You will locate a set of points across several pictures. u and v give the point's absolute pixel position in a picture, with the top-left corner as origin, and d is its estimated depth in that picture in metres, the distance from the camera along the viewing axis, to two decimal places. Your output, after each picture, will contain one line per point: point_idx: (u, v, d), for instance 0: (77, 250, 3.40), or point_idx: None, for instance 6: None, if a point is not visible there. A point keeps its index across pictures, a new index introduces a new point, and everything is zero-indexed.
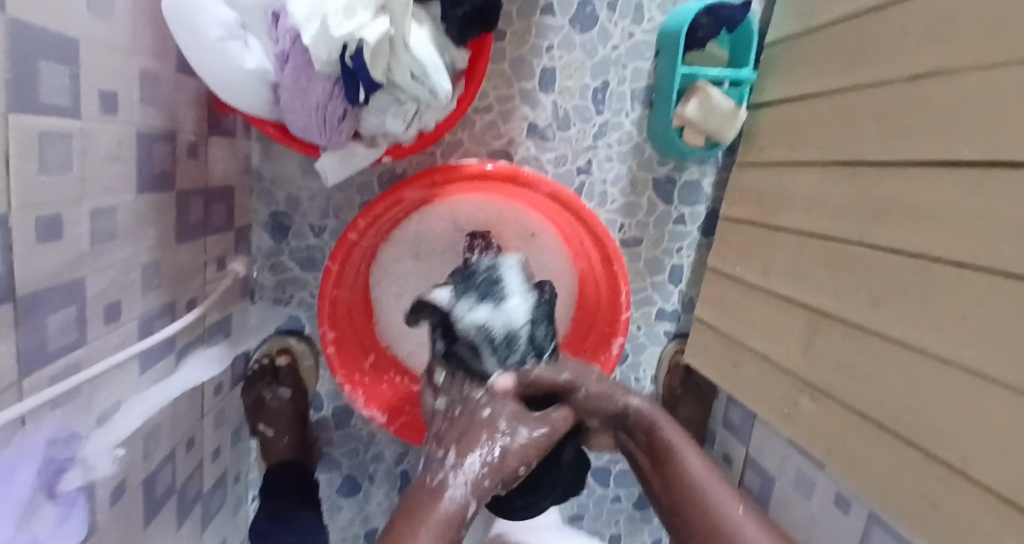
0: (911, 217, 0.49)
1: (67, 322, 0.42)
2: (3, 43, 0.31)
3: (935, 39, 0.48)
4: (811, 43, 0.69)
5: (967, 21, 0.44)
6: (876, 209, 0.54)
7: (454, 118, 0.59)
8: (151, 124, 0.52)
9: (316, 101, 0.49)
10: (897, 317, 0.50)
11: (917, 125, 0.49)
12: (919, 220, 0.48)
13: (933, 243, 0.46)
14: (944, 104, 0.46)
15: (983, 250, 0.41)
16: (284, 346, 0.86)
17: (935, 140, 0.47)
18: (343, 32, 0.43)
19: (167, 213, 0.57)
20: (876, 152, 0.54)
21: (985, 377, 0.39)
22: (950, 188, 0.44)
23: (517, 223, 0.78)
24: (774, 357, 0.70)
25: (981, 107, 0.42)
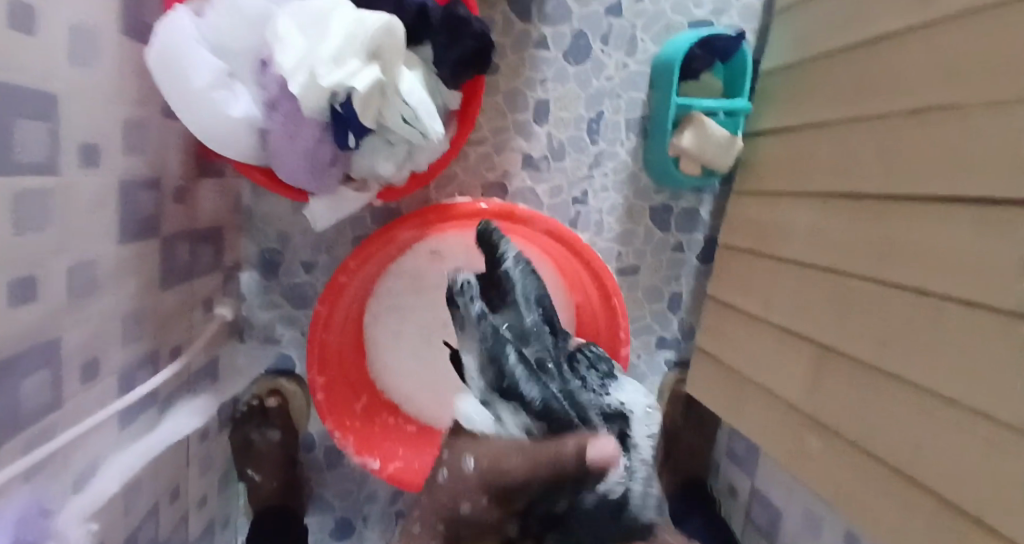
0: (917, 256, 0.48)
1: (42, 385, 0.40)
2: None
3: (934, 78, 0.47)
4: (808, 73, 0.69)
5: (966, 59, 0.43)
6: (879, 246, 0.53)
7: (448, 158, 0.58)
8: (135, 171, 0.51)
9: (305, 147, 0.48)
10: (903, 360, 0.49)
11: (921, 161, 0.48)
12: (924, 260, 0.47)
13: (937, 285, 0.45)
14: (946, 144, 0.45)
15: (990, 297, 0.39)
16: (275, 387, 0.83)
17: (938, 179, 0.46)
18: (332, 81, 0.42)
19: (150, 261, 0.56)
20: (879, 187, 0.54)
21: (997, 429, 0.38)
22: (957, 229, 0.43)
23: None
24: (777, 393, 0.68)
25: (984, 148, 0.41)
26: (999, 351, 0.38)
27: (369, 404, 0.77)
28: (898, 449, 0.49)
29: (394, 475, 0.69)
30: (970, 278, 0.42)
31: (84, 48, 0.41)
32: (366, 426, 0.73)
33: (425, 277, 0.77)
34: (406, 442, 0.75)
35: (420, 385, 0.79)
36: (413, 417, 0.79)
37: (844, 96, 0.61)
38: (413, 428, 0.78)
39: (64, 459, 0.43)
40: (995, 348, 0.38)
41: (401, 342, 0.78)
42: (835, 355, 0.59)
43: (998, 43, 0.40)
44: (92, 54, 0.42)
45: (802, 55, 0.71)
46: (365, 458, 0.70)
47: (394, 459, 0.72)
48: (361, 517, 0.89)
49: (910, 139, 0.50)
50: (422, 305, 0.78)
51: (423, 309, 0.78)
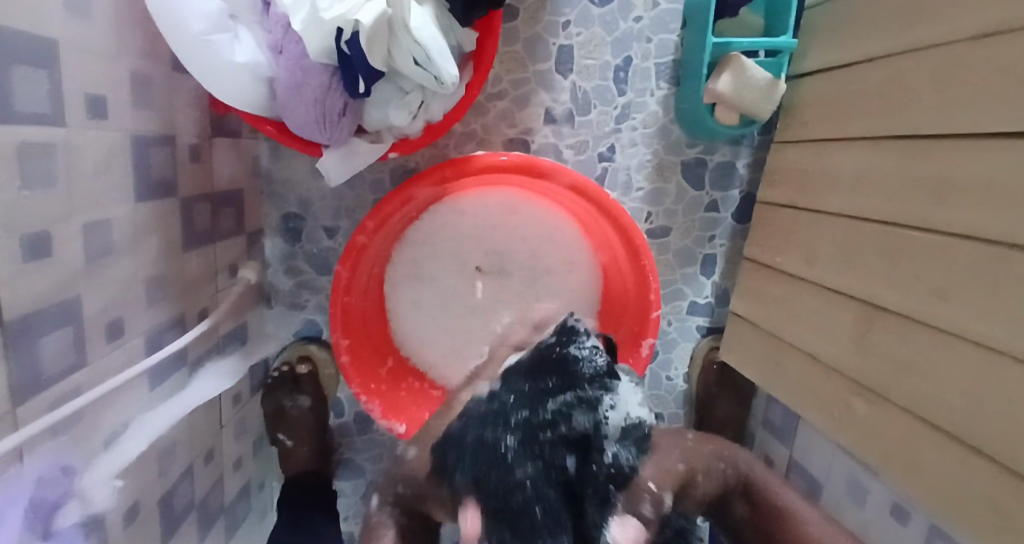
0: (979, 195, 0.42)
1: (64, 345, 0.40)
2: None
3: None
4: (855, 0, 0.61)
5: None
6: (942, 188, 0.47)
7: (465, 106, 0.54)
8: (146, 128, 0.49)
9: (313, 95, 0.45)
10: (961, 312, 0.44)
11: (988, 82, 0.42)
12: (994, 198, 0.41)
13: (1002, 224, 0.40)
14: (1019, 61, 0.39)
15: None
16: (305, 354, 0.84)
17: (1006, 103, 0.40)
18: (332, 15, 0.40)
19: (169, 223, 0.55)
20: (937, 122, 0.47)
21: None
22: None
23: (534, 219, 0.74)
24: (821, 354, 0.64)
25: None
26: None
27: (394, 369, 0.76)
28: (956, 405, 0.44)
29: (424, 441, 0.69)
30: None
31: None
32: (391, 390, 0.73)
33: (443, 241, 0.75)
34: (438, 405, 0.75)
35: (443, 354, 0.77)
36: (434, 382, 0.78)
37: (891, 22, 0.55)
38: (439, 392, 0.77)
39: (92, 418, 0.44)
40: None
41: (424, 313, 0.77)
42: (889, 315, 0.53)
43: None
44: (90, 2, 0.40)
45: None
46: (392, 421, 0.70)
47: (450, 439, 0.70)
48: None
49: (983, 56, 0.43)
50: (441, 267, 0.76)
51: (445, 272, 0.76)
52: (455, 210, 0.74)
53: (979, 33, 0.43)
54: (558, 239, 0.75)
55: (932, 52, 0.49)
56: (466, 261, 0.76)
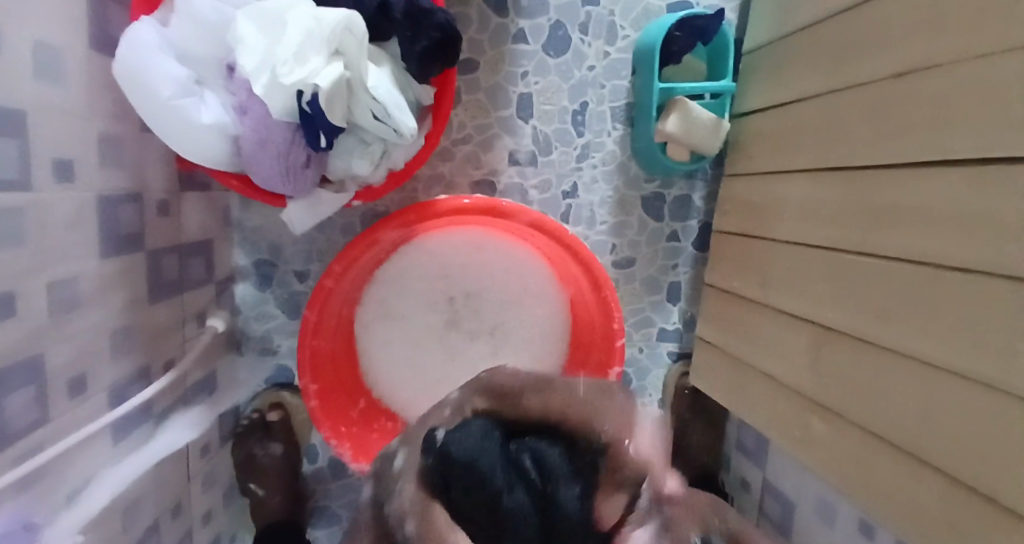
0: (914, 222, 0.46)
1: (28, 401, 0.40)
2: None
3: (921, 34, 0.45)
4: (794, 47, 0.66)
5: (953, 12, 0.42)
6: (879, 213, 0.50)
7: (424, 155, 0.57)
8: (113, 185, 0.51)
9: (277, 150, 0.48)
10: (904, 331, 0.47)
11: (911, 119, 0.46)
12: (924, 223, 0.45)
13: (935, 250, 0.43)
14: (935, 103, 0.43)
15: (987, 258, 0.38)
16: (277, 401, 0.83)
17: (931, 141, 0.44)
18: (294, 79, 0.42)
19: (136, 275, 0.56)
20: (870, 155, 0.52)
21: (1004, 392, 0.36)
22: (950, 189, 0.42)
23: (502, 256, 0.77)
24: (778, 374, 0.67)
25: (970, 109, 0.39)
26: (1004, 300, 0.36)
27: (366, 411, 0.76)
28: (904, 416, 0.47)
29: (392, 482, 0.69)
30: (984, 234, 0.38)
31: (49, 65, 0.41)
32: (363, 433, 0.73)
33: (417, 281, 0.77)
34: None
35: (416, 391, 0.77)
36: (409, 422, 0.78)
37: (826, 67, 0.60)
38: None
39: (55, 475, 0.43)
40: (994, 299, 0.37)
41: (394, 354, 0.77)
42: (839, 335, 0.56)
43: None
44: (59, 71, 0.43)
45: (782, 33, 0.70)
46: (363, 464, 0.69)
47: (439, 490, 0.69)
48: None
49: (903, 96, 0.48)
50: (411, 307, 0.77)
51: (416, 312, 0.77)
52: (426, 251, 0.76)
53: (898, 73, 0.48)
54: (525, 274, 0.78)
55: (862, 92, 0.54)
56: (438, 299, 0.77)
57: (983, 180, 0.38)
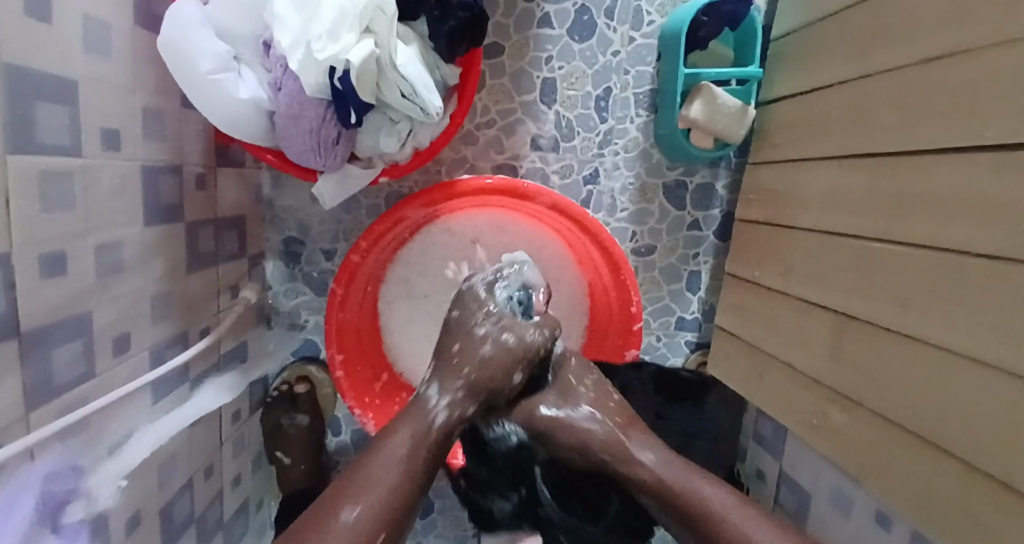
0: (938, 207, 0.45)
1: (76, 355, 0.43)
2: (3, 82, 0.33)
3: (956, 16, 0.44)
4: (823, 33, 0.65)
5: None
6: (903, 199, 0.50)
7: (449, 134, 0.57)
8: (156, 157, 0.54)
9: (309, 125, 0.50)
10: (925, 318, 0.46)
11: (940, 103, 0.45)
12: (950, 207, 0.44)
13: (959, 236, 0.43)
14: (966, 86, 0.43)
15: (1015, 243, 0.37)
16: (303, 374, 0.86)
17: (959, 126, 0.43)
18: (326, 55, 0.44)
19: (175, 245, 0.59)
20: (896, 140, 0.51)
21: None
22: (980, 172, 0.41)
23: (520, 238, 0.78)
24: (797, 362, 0.66)
25: (1003, 94, 0.38)
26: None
27: (388, 384, 0.79)
28: (925, 405, 0.46)
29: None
30: (1014, 219, 0.37)
31: (98, 38, 0.44)
32: (386, 404, 0.76)
33: (437, 260, 0.78)
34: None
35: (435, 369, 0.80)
36: None
37: (852, 53, 0.59)
38: None
39: (100, 425, 0.46)
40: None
41: (413, 332, 0.80)
42: (859, 323, 0.56)
43: None
44: (107, 44, 0.45)
45: (810, 17, 0.68)
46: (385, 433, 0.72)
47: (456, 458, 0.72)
48: None
49: (933, 79, 0.47)
50: (432, 286, 0.79)
51: (436, 291, 0.79)
52: (447, 231, 0.77)
53: (929, 58, 0.47)
54: (544, 256, 0.78)
55: (889, 77, 0.53)
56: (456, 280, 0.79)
57: (1014, 162, 0.37)
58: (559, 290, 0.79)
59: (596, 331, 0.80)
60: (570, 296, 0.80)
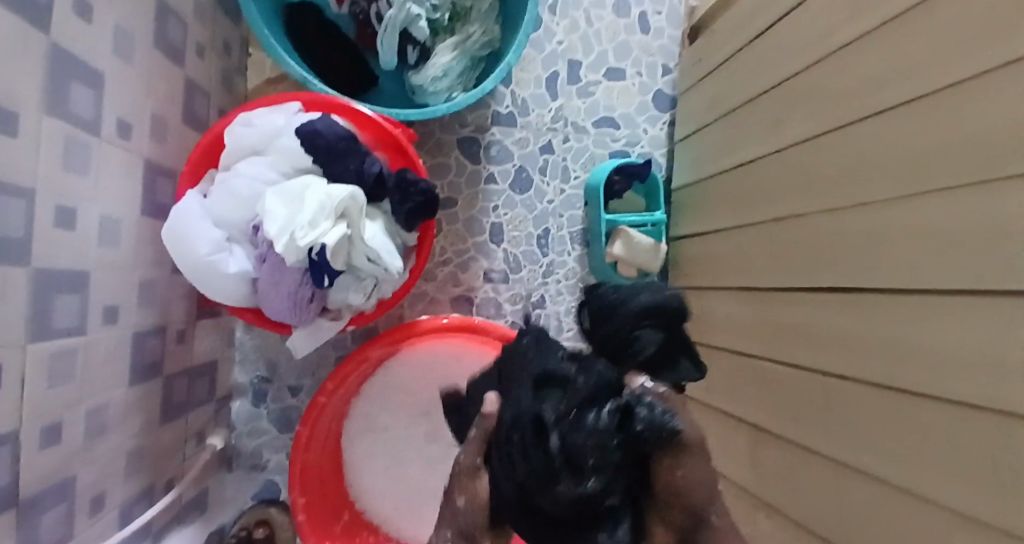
0: (811, 335, 0.57)
1: (59, 520, 0.45)
2: (27, 285, 0.40)
3: (801, 189, 0.60)
4: (711, 187, 0.83)
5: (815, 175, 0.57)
6: (788, 327, 0.61)
7: (409, 286, 0.68)
8: (145, 322, 0.60)
9: (288, 289, 0.58)
10: (812, 428, 0.56)
11: (801, 253, 0.59)
12: (820, 338, 0.55)
13: (826, 359, 0.54)
14: (818, 244, 0.56)
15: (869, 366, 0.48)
16: (263, 517, 0.83)
17: (818, 271, 0.56)
18: (307, 241, 0.54)
19: (152, 399, 0.63)
20: (776, 279, 0.65)
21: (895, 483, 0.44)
22: (836, 312, 0.53)
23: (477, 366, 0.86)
24: (728, 469, 0.73)
25: (846, 254, 0.52)
26: (889, 406, 0.46)
27: (349, 523, 0.79)
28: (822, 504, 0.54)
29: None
30: (863, 348, 0.49)
31: (110, 233, 0.52)
32: None
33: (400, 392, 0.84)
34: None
35: (398, 502, 0.82)
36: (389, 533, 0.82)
37: (735, 207, 0.75)
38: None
39: None
40: (879, 404, 0.46)
41: (376, 465, 0.83)
42: (770, 431, 0.64)
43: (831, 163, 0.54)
44: (116, 236, 0.54)
45: (697, 176, 0.88)
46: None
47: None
48: None
49: (795, 235, 0.61)
50: (395, 416, 0.84)
51: (397, 422, 0.84)
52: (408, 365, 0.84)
53: (788, 215, 0.62)
54: None
55: (767, 228, 0.67)
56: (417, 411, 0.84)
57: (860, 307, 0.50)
58: None
59: None
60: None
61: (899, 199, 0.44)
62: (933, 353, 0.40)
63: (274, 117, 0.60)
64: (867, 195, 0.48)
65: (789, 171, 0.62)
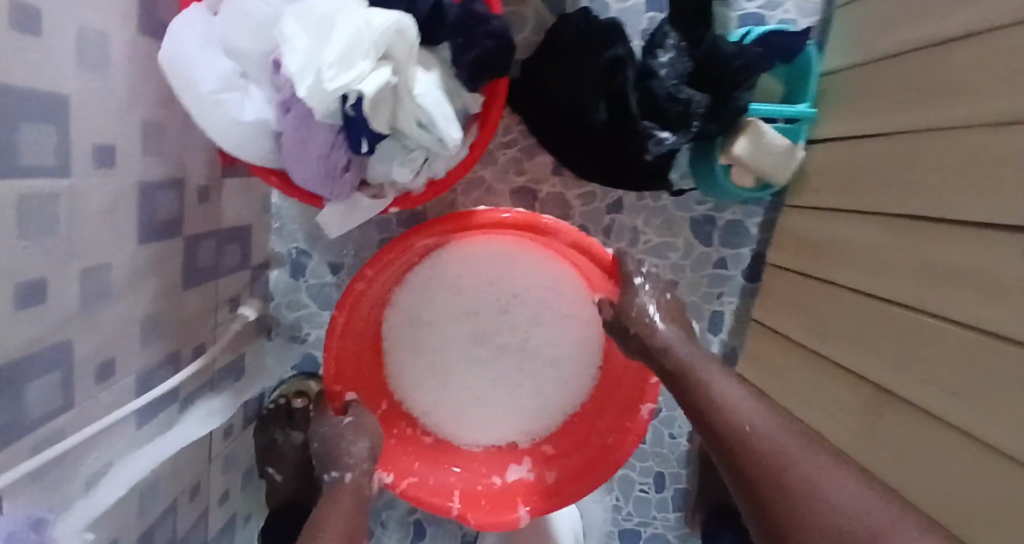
0: (988, 290, 0.41)
1: (52, 388, 0.40)
2: None
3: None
4: (878, 76, 0.60)
5: None
6: (961, 277, 0.44)
7: (466, 166, 0.54)
8: (154, 173, 0.51)
9: (317, 151, 0.46)
10: (968, 409, 0.42)
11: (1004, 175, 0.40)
12: (1003, 298, 0.39)
13: (1008, 325, 0.38)
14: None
15: None
16: (302, 389, 0.83)
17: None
18: (337, 85, 0.40)
19: (171, 261, 0.56)
20: (948, 214, 0.46)
21: None
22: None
23: (534, 273, 0.74)
24: (829, 432, 0.61)
25: None
26: None
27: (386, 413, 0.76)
28: (963, 504, 0.41)
29: (409, 490, 0.65)
30: None
31: (95, 52, 0.40)
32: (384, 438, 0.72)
33: (445, 286, 0.75)
34: (488, 461, 0.75)
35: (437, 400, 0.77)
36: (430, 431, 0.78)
37: (909, 105, 0.54)
38: (430, 440, 0.77)
39: (72, 463, 0.43)
40: None
41: (420, 360, 0.77)
42: (903, 403, 0.50)
43: None
44: (104, 58, 0.42)
45: (864, 58, 0.63)
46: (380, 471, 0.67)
47: (451, 499, 0.66)
48: (379, 522, 0.90)
49: (993, 152, 0.41)
50: (440, 312, 0.77)
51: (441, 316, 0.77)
52: (456, 260, 0.75)
53: (993, 123, 0.42)
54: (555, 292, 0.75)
55: (950, 140, 0.47)
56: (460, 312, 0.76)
57: None
58: (566, 326, 0.76)
59: (610, 375, 0.76)
60: (580, 330, 0.77)
61: None
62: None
63: None
64: None
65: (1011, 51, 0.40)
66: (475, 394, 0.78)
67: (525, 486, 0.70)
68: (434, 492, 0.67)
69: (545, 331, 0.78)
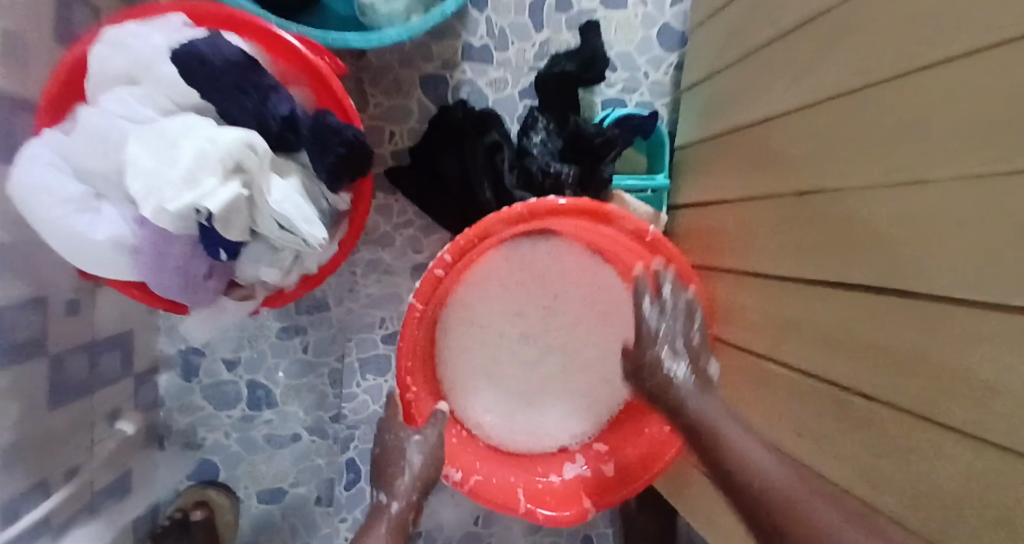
0: (824, 342, 0.44)
1: None
2: None
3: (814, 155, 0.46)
4: (715, 149, 0.69)
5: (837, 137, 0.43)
6: (795, 322, 0.49)
7: (339, 259, 0.56)
8: (7, 292, 0.48)
9: (176, 263, 0.47)
10: (819, 454, 0.45)
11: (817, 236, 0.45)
12: (828, 344, 0.43)
13: (839, 373, 0.42)
14: (836, 216, 0.42)
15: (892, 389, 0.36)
16: (202, 499, 0.76)
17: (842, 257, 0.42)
18: (180, 204, 0.41)
19: (31, 381, 0.52)
20: (782, 273, 0.51)
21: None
22: (848, 307, 0.41)
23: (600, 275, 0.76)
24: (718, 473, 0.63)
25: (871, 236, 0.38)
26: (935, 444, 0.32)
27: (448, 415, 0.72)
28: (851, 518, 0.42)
29: (479, 489, 0.62)
30: (891, 372, 0.36)
31: None
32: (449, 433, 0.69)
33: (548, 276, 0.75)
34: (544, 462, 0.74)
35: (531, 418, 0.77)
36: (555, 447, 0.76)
37: (739, 174, 0.61)
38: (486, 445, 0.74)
39: None
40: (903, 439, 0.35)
41: (493, 357, 0.77)
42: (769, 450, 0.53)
43: (866, 115, 0.40)
44: None
45: (704, 133, 0.73)
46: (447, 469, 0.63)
47: (517, 499, 0.63)
48: None
49: (808, 212, 0.47)
50: (516, 304, 0.77)
51: (517, 308, 0.77)
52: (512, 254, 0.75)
53: (801, 190, 0.48)
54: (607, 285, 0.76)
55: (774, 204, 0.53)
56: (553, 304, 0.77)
57: (891, 313, 0.36)
58: (617, 319, 0.78)
59: None
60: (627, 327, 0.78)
61: (958, 179, 0.30)
62: (978, 381, 0.28)
63: (152, 37, 0.49)
64: (925, 166, 0.33)
65: (800, 132, 0.48)
66: (524, 391, 0.78)
67: (585, 482, 0.69)
68: (502, 492, 0.63)
69: (592, 325, 0.78)
